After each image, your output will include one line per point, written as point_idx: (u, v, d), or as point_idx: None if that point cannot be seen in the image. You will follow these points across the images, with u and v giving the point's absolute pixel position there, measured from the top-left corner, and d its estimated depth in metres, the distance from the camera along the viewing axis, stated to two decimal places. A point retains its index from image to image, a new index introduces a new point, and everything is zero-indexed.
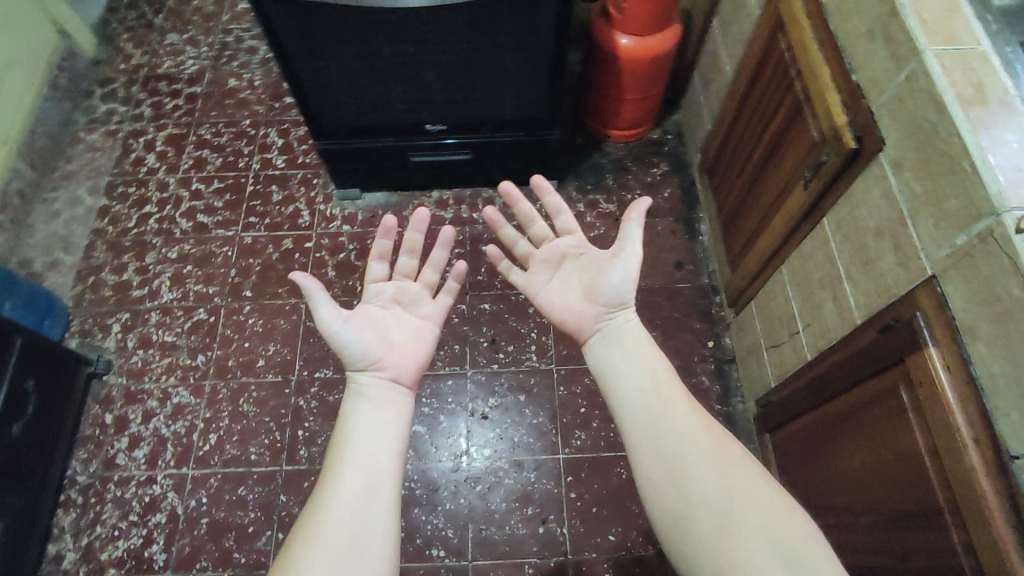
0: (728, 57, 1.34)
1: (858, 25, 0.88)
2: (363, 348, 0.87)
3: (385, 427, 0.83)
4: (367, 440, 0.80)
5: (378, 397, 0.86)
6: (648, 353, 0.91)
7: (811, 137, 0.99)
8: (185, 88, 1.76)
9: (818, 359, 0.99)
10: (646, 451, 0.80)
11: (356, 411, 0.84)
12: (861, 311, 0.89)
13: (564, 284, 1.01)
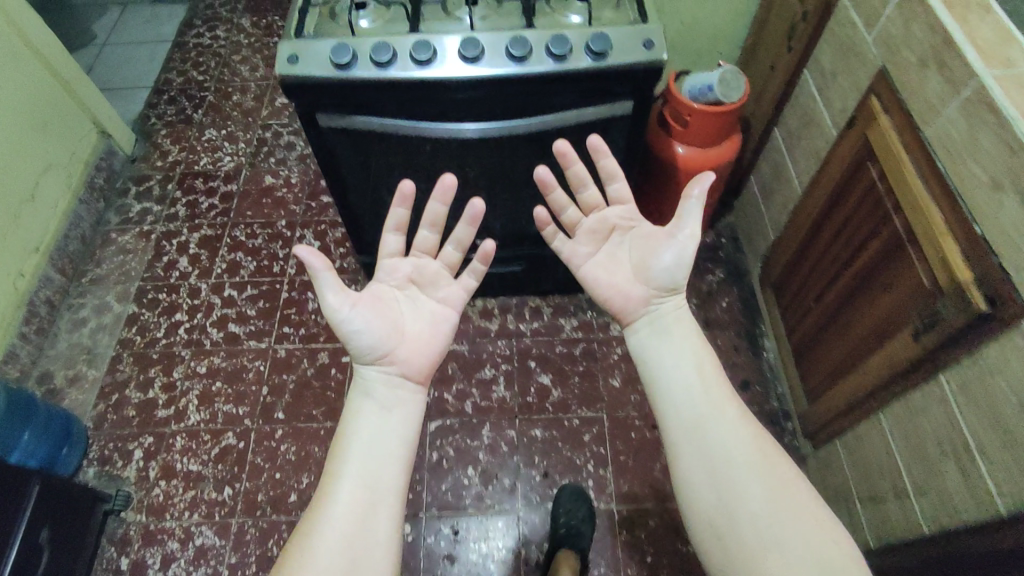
0: (796, 171, 1.27)
1: (977, 167, 0.77)
2: (361, 336, 0.73)
3: (386, 439, 0.69)
4: (365, 453, 0.67)
5: (379, 401, 0.72)
6: (702, 343, 0.73)
7: (916, 280, 0.87)
8: (221, 186, 1.71)
9: (943, 539, 0.86)
10: (692, 461, 0.65)
11: (354, 415, 0.70)
12: (1003, 498, 0.77)
13: (614, 261, 0.81)
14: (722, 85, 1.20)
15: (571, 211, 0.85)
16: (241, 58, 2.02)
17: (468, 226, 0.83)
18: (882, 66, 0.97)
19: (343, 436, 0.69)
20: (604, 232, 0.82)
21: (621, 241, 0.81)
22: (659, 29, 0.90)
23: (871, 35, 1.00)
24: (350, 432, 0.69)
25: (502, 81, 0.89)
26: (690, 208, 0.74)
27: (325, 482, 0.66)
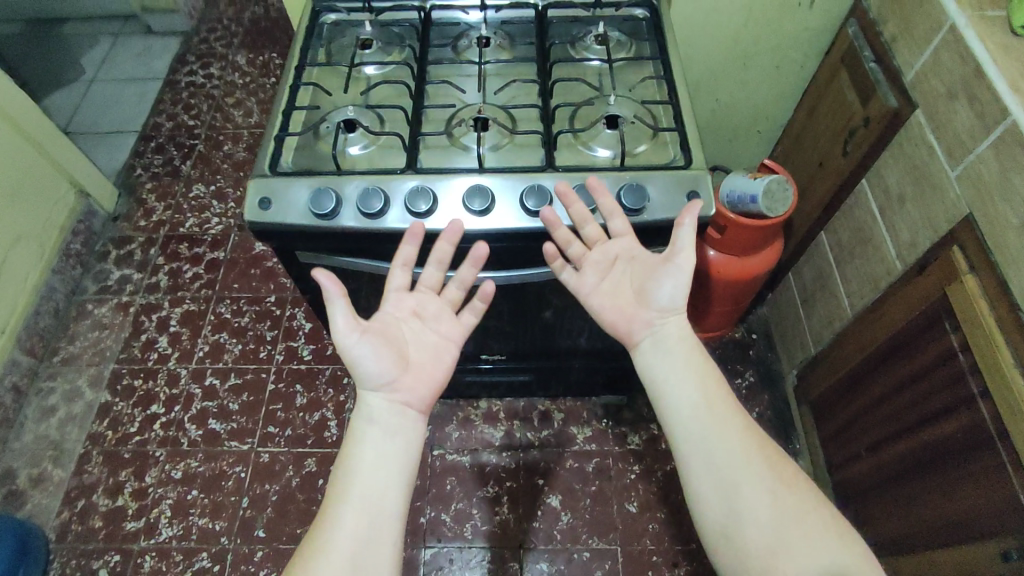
0: (847, 291, 1.12)
1: None
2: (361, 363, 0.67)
3: (393, 437, 0.66)
4: (380, 462, 0.64)
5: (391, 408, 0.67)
6: (705, 359, 0.69)
7: (1013, 492, 0.73)
8: (207, 253, 1.58)
9: None
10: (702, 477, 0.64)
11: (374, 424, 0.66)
12: None
13: (613, 284, 0.72)
14: (768, 198, 1.04)
15: (576, 245, 0.73)
16: (235, 101, 1.88)
17: (471, 267, 0.73)
18: (968, 213, 0.81)
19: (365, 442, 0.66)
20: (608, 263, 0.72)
21: (624, 270, 0.72)
22: (708, 177, 0.75)
23: (953, 169, 0.84)
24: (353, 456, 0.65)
25: (518, 235, 0.74)
26: (681, 236, 0.68)
27: (341, 494, 0.63)
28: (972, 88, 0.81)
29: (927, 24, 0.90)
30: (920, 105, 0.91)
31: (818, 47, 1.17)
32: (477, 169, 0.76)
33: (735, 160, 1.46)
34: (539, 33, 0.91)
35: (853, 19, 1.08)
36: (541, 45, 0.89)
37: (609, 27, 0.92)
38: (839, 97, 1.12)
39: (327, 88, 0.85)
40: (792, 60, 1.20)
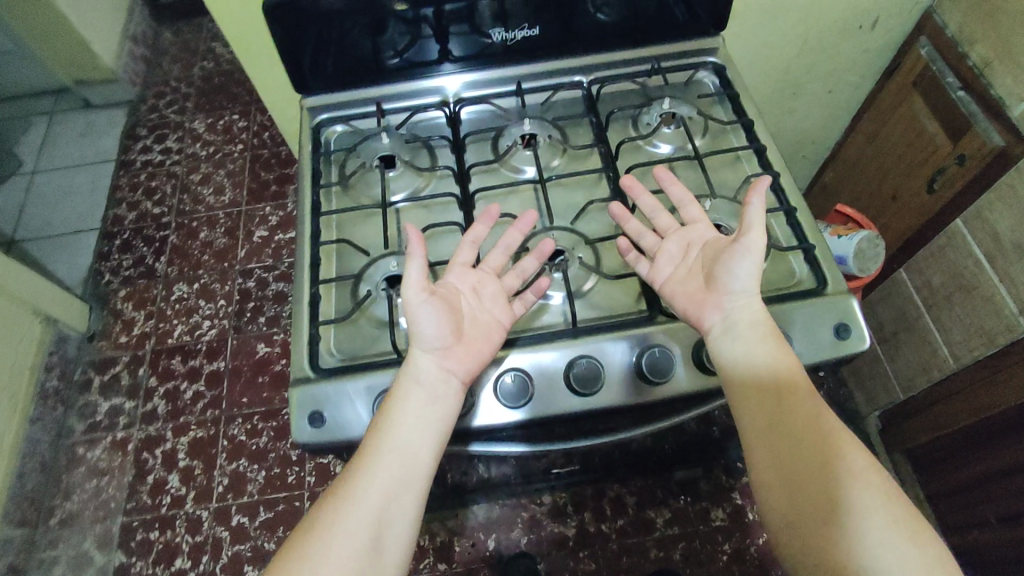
0: (946, 341, 1.02)
1: None
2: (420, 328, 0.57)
3: (424, 406, 0.55)
4: (403, 433, 0.54)
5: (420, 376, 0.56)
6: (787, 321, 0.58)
7: None
8: (205, 365, 1.40)
9: None
10: (747, 398, 0.54)
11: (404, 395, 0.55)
12: None
13: (680, 263, 0.61)
14: (860, 258, 0.92)
15: (648, 236, 0.64)
16: (201, 177, 1.68)
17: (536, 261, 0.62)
18: None
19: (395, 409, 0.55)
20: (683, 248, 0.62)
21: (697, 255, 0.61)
22: (855, 299, 0.61)
23: None
24: (399, 403, 0.54)
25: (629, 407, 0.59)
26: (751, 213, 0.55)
27: (372, 445, 0.54)
28: None
29: None
30: None
31: (877, 67, 1.04)
32: (574, 333, 0.60)
33: None
34: (595, 120, 0.73)
35: (925, 38, 0.94)
36: (603, 143, 0.71)
37: (677, 103, 0.74)
38: (914, 126, 0.98)
39: (354, 235, 0.69)
40: (847, 83, 1.06)
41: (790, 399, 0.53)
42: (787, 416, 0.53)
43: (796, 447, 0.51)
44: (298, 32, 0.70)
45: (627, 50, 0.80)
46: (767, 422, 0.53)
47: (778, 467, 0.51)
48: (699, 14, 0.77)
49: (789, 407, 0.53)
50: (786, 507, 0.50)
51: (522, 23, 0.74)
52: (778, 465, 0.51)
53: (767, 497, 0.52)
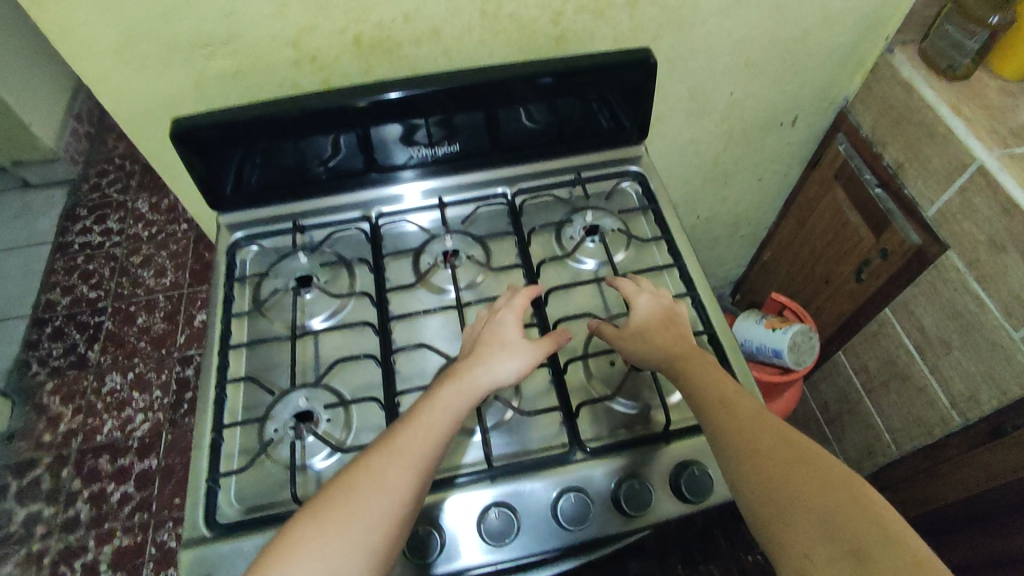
0: (886, 426, 1.01)
1: None
2: (501, 332, 0.60)
3: (443, 428, 0.52)
4: (412, 452, 0.50)
5: (431, 399, 0.54)
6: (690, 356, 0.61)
7: None
8: (134, 463, 1.32)
9: None
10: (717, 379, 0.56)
11: (424, 417, 0.52)
12: None
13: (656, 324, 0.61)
14: (794, 352, 0.92)
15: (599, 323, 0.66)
16: (141, 259, 1.64)
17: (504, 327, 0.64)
18: None
19: (410, 428, 0.52)
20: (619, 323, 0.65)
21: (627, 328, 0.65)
22: None
23: (1016, 330, 0.74)
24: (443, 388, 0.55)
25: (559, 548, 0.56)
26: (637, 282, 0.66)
27: (408, 417, 0.53)
28: None
29: (944, 157, 0.80)
30: (952, 247, 0.81)
31: (801, 157, 1.07)
32: (489, 475, 0.58)
33: (719, 264, 1.34)
34: (517, 236, 0.73)
35: (840, 135, 0.98)
36: (525, 260, 0.71)
37: (599, 214, 0.75)
38: (839, 217, 1.01)
39: (265, 361, 0.66)
40: (775, 172, 1.09)
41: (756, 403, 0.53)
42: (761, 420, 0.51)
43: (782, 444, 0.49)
44: (213, 154, 0.69)
45: (550, 160, 0.81)
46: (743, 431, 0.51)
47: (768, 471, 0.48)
48: (617, 125, 0.79)
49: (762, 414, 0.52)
50: (784, 457, 0.48)
51: (441, 138, 0.75)
52: (773, 462, 0.48)
53: (762, 455, 0.49)
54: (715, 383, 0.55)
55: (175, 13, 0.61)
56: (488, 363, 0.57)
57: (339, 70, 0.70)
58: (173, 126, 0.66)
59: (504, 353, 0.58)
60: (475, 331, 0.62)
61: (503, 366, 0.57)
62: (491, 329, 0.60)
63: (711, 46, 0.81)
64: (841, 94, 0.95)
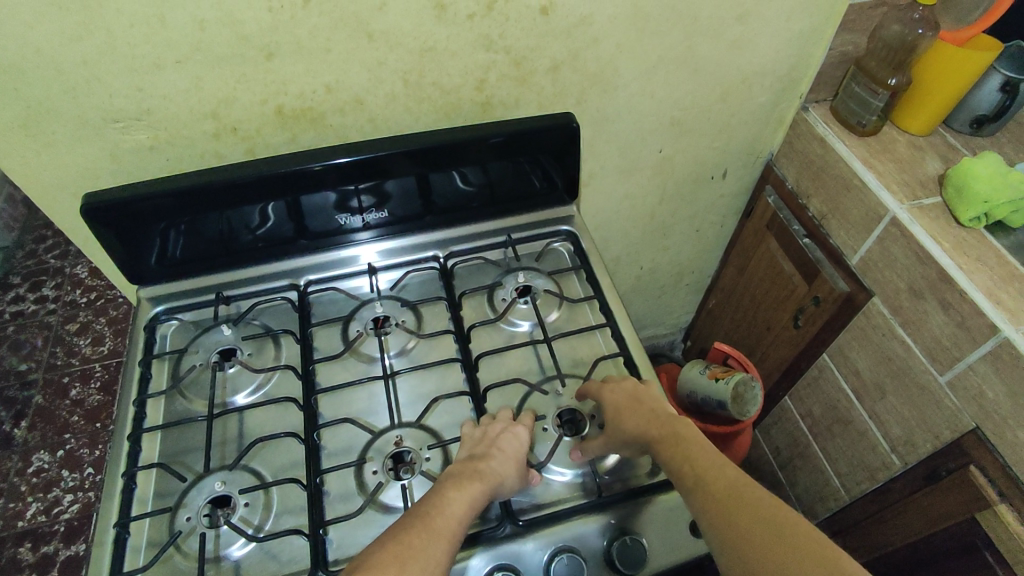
0: (834, 470, 1.01)
1: None
2: (518, 444, 0.57)
3: (449, 535, 0.48)
4: (424, 562, 0.45)
5: (434, 507, 0.49)
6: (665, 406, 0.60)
7: None
8: (60, 551, 1.22)
9: None
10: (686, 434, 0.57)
11: (430, 525, 0.48)
12: None
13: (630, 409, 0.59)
14: (738, 402, 0.91)
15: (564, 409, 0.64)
16: (78, 327, 1.58)
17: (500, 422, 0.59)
18: (975, 427, 0.72)
19: (415, 536, 0.46)
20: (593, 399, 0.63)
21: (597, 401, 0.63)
22: None
23: (942, 374, 0.75)
24: (456, 490, 0.51)
25: None
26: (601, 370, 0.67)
27: (425, 513, 0.49)
28: (942, 293, 0.72)
29: (861, 209, 0.83)
30: (876, 294, 0.83)
31: (735, 209, 1.10)
32: None
33: (666, 313, 1.35)
34: (448, 300, 0.73)
35: (769, 188, 1.02)
36: (456, 325, 0.70)
37: (531, 275, 0.76)
38: (773, 266, 1.04)
39: (179, 443, 0.62)
40: (711, 223, 1.12)
41: (738, 475, 0.52)
42: (750, 494, 0.50)
43: (774, 516, 0.48)
44: (130, 228, 0.67)
45: (481, 222, 0.82)
46: (736, 510, 0.49)
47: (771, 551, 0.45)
48: (549, 186, 0.81)
49: (748, 487, 0.50)
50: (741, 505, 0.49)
51: (370, 205, 0.75)
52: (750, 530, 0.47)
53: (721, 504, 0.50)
54: (694, 461, 0.54)
55: (86, 88, 0.61)
56: (506, 475, 0.54)
57: (263, 140, 0.71)
58: (86, 200, 0.64)
59: (519, 470, 0.55)
60: (474, 442, 0.57)
61: (517, 473, 0.55)
62: (507, 440, 0.57)
63: (635, 108, 0.84)
64: (766, 149, 0.99)
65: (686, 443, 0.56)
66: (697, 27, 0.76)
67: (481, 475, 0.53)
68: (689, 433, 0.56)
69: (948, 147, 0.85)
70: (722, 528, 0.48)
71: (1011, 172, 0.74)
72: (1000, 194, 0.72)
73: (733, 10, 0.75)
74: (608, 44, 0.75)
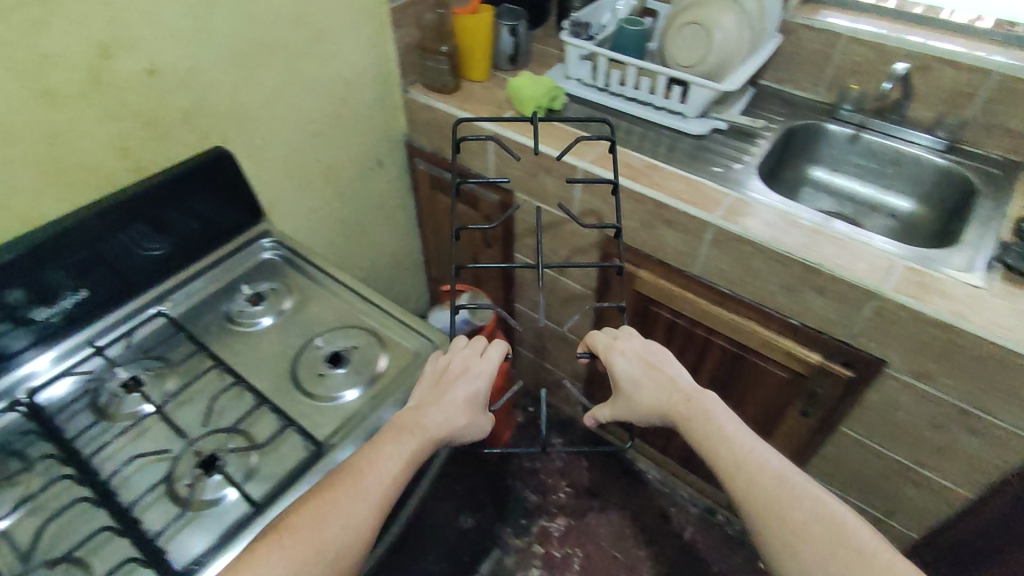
0: (567, 328, 1.28)
1: (764, 286, 0.89)
2: (467, 391, 0.69)
3: (376, 496, 0.59)
4: (341, 515, 0.56)
5: (365, 464, 0.61)
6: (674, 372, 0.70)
7: (779, 376, 0.97)
8: None
9: (937, 529, 0.97)
10: (690, 414, 0.66)
11: (359, 477, 0.59)
12: (951, 480, 0.90)
13: (654, 386, 0.70)
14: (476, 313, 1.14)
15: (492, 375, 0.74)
16: None
17: (461, 363, 0.71)
18: (605, 234, 1.04)
19: (342, 485, 0.59)
20: (603, 351, 0.74)
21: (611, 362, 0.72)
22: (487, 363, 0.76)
23: (573, 216, 1.07)
24: (404, 442, 0.63)
25: None
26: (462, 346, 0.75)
27: (361, 469, 0.60)
28: (543, 163, 1.03)
29: (476, 139, 1.12)
30: (515, 190, 1.13)
31: (406, 188, 1.33)
32: (257, 513, 0.60)
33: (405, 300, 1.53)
34: (187, 334, 0.79)
35: (418, 159, 1.27)
36: (202, 346, 0.77)
37: (256, 284, 0.88)
38: (451, 213, 1.29)
39: None
40: (395, 207, 1.33)
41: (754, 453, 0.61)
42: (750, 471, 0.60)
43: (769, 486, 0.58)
44: None
45: (186, 269, 0.88)
46: (734, 473, 0.60)
47: (762, 513, 0.57)
48: (233, 216, 0.91)
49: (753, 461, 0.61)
50: (737, 477, 0.60)
51: (63, 291, 0.75)
52: (741, 484, 0.59)
53: (724, 467, 0.61)
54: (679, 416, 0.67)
55: None
56: (444, 425, 0.66)
57: None
58: None
59: (463, 416, 0.68)
60: (432, 393, 0.69)
61: (457, 421, 0.67)
62: (454, 388, 0.69)
63: (277, 131, 0.99)
64: (398, 132, 1.24)
65: (693, 412, 0.66)
66: (291, 53, 0.95)
67: (420, 429, 0.65)
68: (699, 411, 0.66)
69: (504, 81, 1.19)
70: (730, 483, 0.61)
71: (541, 78, 1.08)
72: (537, 92, 1.06)
73: (309, 33, 0.96)
74: (224, 86, 0.89)
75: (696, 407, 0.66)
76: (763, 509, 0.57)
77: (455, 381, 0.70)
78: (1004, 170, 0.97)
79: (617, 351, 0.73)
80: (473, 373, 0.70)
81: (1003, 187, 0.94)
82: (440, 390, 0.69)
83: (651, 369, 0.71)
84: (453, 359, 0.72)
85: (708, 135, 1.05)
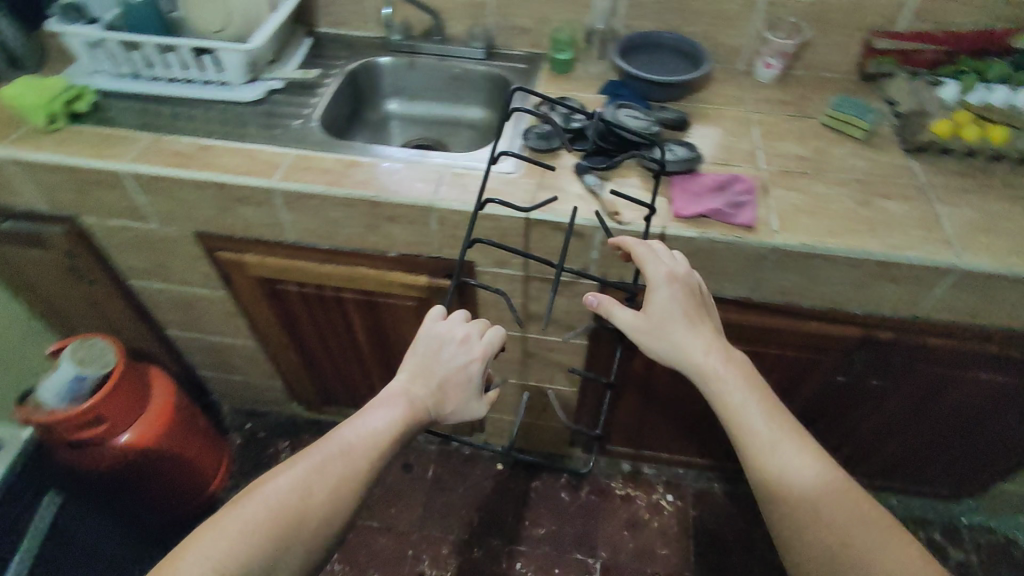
0: (228, 334, 1.20)
1: (351, 232, 0.91)
2: (462, 368, 0.69)
3: (360, 475, 0.62)
4: (325, 494, 0.60)
5: (352, 440, 0.63)
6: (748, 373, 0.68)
7: (409, 307, 1.01)
8: None
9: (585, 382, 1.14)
10: (775, 421, 0.65)
11: (348, 454, 0.62)
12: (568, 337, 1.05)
13: (697, 354, 0.68)
14: (87, 364, 1.01)
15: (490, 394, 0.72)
16: None
17: (457, 341, 0.69)
18: (192, 231, 0.97)
19: (331, 459, 0.62)
20: (648, 302, 0.71)
21: (661, 307, 0.69)
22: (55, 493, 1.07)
23: (151, 222, 0.96)
24: (395, 415, 0.65)
25: None
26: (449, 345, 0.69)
27: (349, 438, 0.63)
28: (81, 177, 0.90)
29: None
30: (76, 214, 0.97)
31: None
32: None
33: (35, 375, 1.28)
34: None
35: None
36: None
37: None
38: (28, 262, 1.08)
39: None
40: None
41: (838, 491, 0.61)
42: (832, 503, 0.61)
43: (835, 518, 0.60)
44: None
45: None
46: (779, 484, 0.62)
47: (810, 522, 0.61)
48: None
49: (834, 497, 0.61)
50: (821, 508, 0.61)
51: None
52: (817, 526, 0.60)
53: (794, 505, 0.62)
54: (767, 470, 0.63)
55: None
56: (431, 407, 0.67)
57: None
58: None
59: (455, 396, 0.68)
60: (433, 366, 0.69)
61: (464, 408, 0.69)
62: (461, 384, 0.68)
63: None
64: None
65: (781, 428, 0.64)
66: None
67: (409, 403, 0.66)
68: (787, 432, 0.64)
69: None
70: (784, 503, 0.62)
71: (46, 81, 0.92)
72: (43, 98, 0.90)
73: None
74: None
75: (728, 387, 0.66)
76: (803, 529, 0.61)
77: (448, 354, 0.69)
78: (531, 64, 1.11)
79: (666, 279, 0.70)
80: (456, 350, 0.69)
81: (531, 79, 1.08)
82: (437, 367, 0.68)
83: (692, 335, 0.69)
84: (456, 325, 0.70)
85: (266, 99, 1.02)
